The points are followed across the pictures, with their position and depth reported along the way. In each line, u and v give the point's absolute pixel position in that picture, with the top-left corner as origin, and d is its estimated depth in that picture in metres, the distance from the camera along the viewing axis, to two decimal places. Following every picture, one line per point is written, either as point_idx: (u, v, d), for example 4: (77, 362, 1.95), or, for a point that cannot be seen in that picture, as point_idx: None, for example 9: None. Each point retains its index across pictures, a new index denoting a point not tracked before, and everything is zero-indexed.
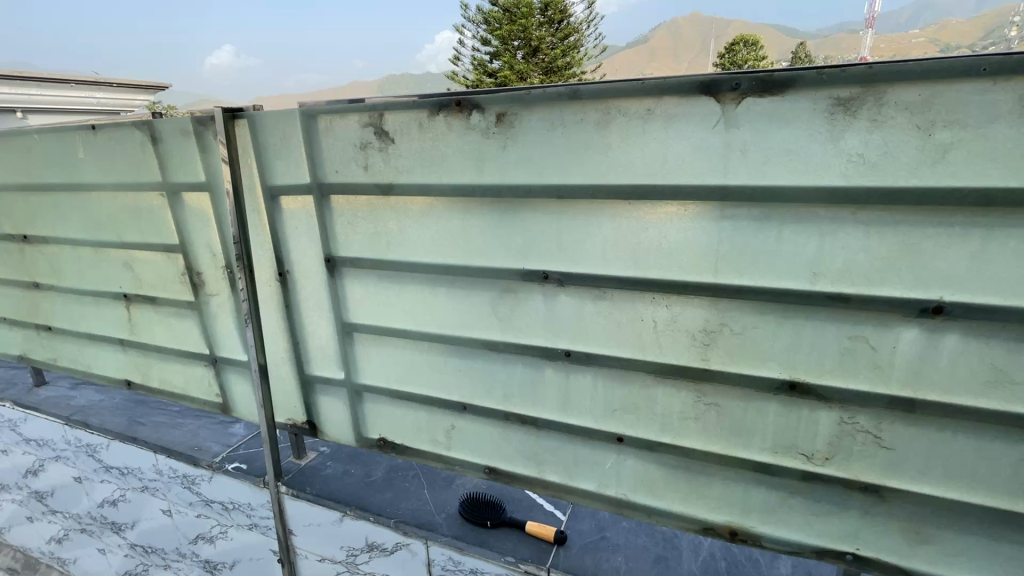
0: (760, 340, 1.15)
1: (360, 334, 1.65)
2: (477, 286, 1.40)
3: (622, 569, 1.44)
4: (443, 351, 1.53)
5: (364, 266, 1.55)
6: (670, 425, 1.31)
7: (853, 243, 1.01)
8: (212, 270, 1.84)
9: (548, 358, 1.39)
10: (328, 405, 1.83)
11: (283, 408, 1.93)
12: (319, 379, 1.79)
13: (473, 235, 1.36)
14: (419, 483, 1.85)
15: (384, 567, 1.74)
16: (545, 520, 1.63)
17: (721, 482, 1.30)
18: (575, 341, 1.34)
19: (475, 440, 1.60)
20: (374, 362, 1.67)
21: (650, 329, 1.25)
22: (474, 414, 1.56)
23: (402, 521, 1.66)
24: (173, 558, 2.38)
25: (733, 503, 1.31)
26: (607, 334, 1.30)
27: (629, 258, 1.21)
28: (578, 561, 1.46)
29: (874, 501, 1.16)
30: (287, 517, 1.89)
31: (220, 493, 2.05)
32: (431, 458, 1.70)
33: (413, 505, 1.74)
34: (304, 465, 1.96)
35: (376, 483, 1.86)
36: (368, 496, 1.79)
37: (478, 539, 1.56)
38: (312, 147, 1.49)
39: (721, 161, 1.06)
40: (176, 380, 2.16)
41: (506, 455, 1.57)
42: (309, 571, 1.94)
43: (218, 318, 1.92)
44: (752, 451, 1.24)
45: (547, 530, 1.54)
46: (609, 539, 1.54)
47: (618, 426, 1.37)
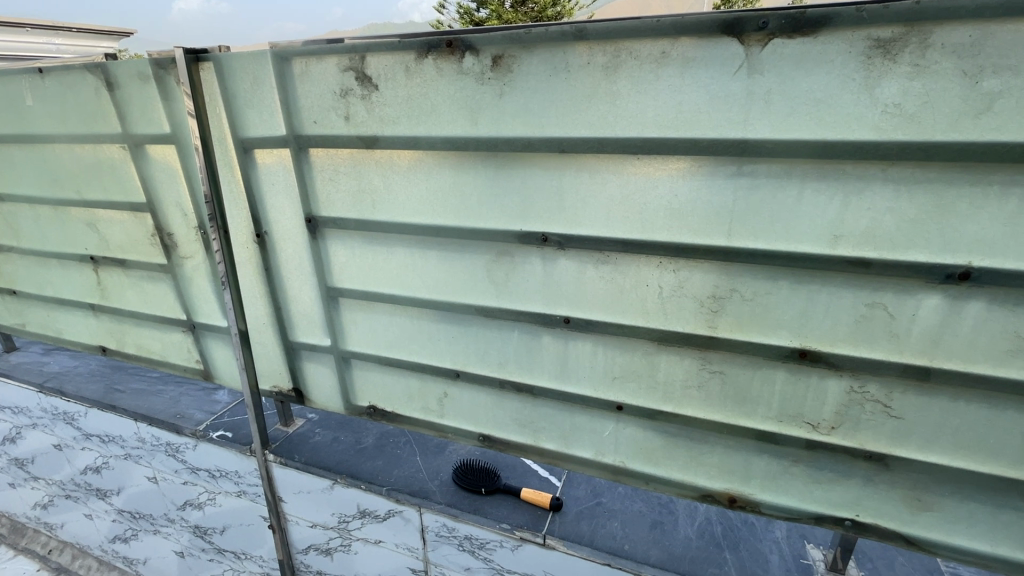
0: (771, 307, 1.09)
1: (346, 299, 1.56)
2: (472, 248, 1.31)
3: (618, 535, 1.43)
4: (435, 317, 1.46)
5: (348, 227, 1.44)
6: (671, 393, 1.27)
7: (879, 203, 0.94)
8: (184, 230, 1.72)
9: (545, 324, 1.32)
10: (315, 372, 1.76)
11: (267, 375, 1.85)
12: (304, 345, 1.71)
13: (467, 192, 1.25)
14: (411, 449, 1.80)
15: (377, 532, 1.73)
16: (540, 485, 1.61)
17: (721, 450, 1.27)
18: (575, 307, 1.27)
19: (469, 408, 1.55)
20: (361, 327, 1.59)
21: (655, 295, 1.18)
22: (468, 382, 1.50)
23: (395, 488, 1.64)
24: (162, 523, 2.36)
25: (734, 471, 1.28)
26: (609, 300, 1.23)
27: (635, 219, 1.12)
28: (574, 528, 1.45)
29: (878, 469, 1.14)
30: (276, 484, 1.85)
31: (205, 461, 2.00)
32: (423, 425, 1.65)
33: (405, 472, 1.70)
34: (291, 432, 1.91)
35: (366, 449, 1.82)
36: (358, 463, 1.75)
37: (473, 507, 1.54)
38: (287, 95, 1.35)
39: (742, 111, 0.96)
40: (153, 345, 2.07)
41: (500, 423, 1.52)
42: (301, 536, 1.93)
43: (193, 281, 1.80)
44: (756, 420, 1.21)
45: (542, 497, 1.52)
46: (605, 505, 1.53)
47: (617, 395, 1.33)
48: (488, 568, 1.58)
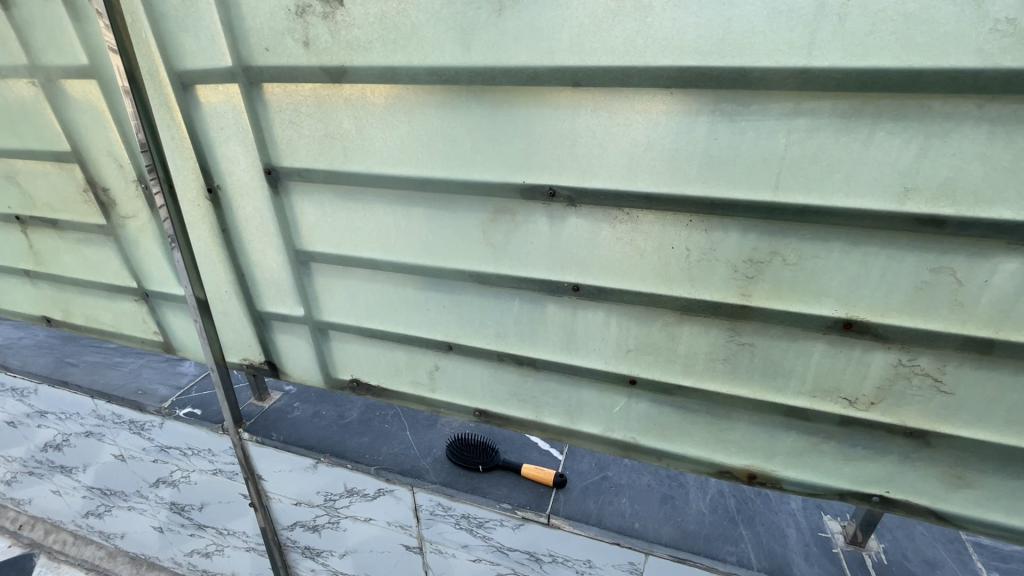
0: (817, 272, 0.94)
1: (319, 264, 1.37)
2: (465, 204, 1.11)
3: (627, 512, 1.35)
4: (422, 285, 1.28)
5: (316, 181, 1.22)
6: (693, 367, 1.14)
7: (967, 148, 0.77)
8: (121, 185, 1.46)
9: (550, 292, 1.16)
10: (289, 344, 1.58)
11: (234, 348, 1.66)
12: (274, 315, 1.52)
13: (457, 137, 1.04)
14: (400, 423, 1.67)
15: (367, 510, 1.63)
16: (541, 460, 1.50)
17: (744, 426, 1.16)
18: (586, 273, 1.10)
19: (463, 382, 1.40)
20: (338, 295, 1.41)
21: (681, 259, 1.02)
22: (462, 355, 1.35)
23: (384, 467, 1.51)
24: (136, 500, 2.23)
25: (756, 448, 1.18)
26: (626, 265, 1.06)
27: (662, 170, 0.94)
28: (579, 506, 1.36)
29: (917, 446, 1.04)
30: (254, 463, 1.72)
31: (174, 439, 1.84)
32: (413, 400, 1.50)
33: (395, 448, 1.58)
34: (267, 408, 1.76)
35: (351, 425, 1.68)
36: (343, 440, 1.62)
37: (470, 485, 1.44)
38: (229, 15, 1.09)
39: (808, 31, 0.77)
40: (103, 316, 1.84)
41: (498, 398, 1.39)
42: (285, 513, 1.82)
43: (140, 243, 1.57)
44: (786, 395, 1.09)
45: (544, 474, 1.42)
46: (611, 479, 1.44)
47: (631, 368, 1.19)
48: (486, 545, 1.50)
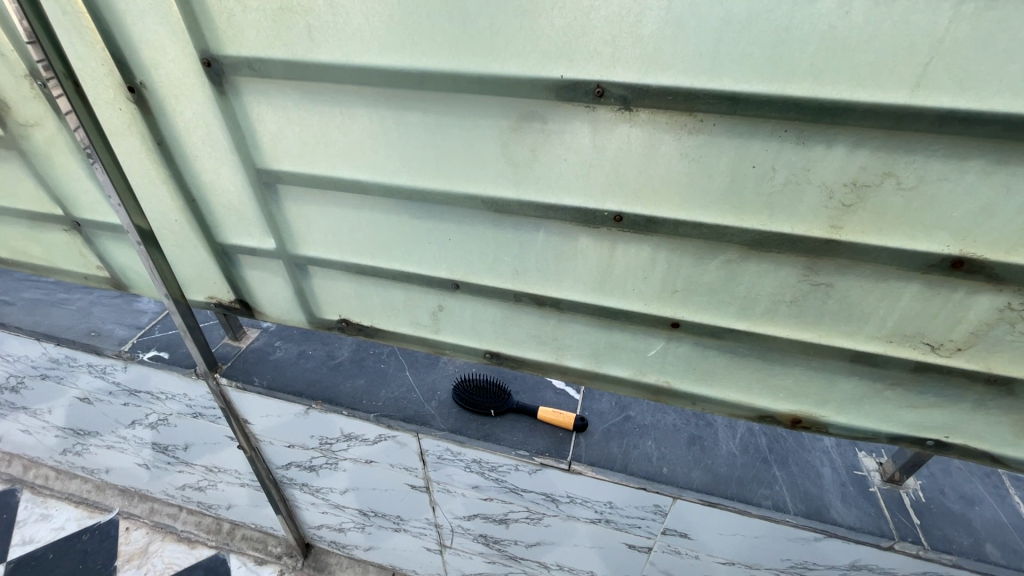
0: (938, 199, 0.74)
1: (288, 187, 1.10)
2: (479, 108, 0.85)
3: (653, 455, 1.25)
4: (421, 214, 1.04)
5: (274, 77, 0.92)
6: (751, 309, 0.97)
7: None
8: (11, 82, 1.11)
9: (585, 222, 0.94)
10: (261, 281, 1.35)
11: (196, 285, 1.42)
12: (240, 247, 1.27)
13: (470, 11, 0.76)
14: (397, 362, 1.51)
15: (368, 453, 1.52)
16: (557, 401, 1.38)
17: (799, 372, 1.03)
18: (633, 199, 0.88)
19: (471, 323, 1.22)
20: (316, 225, 1.16)
21: (761, 181, 0.80)
22: (471, 294, 1.15)
23: (384, 414, 1.37)
24: (114, 438, 2.09)
25: (808, 393, 1.06)
26: (687, 189, 0.84)
27: (759, 58, 0.69)
28: (602, 451, 1.26)
29: (997, 394, 0.93)
30: (237, 407, 1.56)
31: (143, 383, 1.66)
32: (413, 341, 1.32)
33: (394, 392, 1.43)
34: (245, 349, 1.56)
35: (342, 366, 1.51)
36: (335, 384, 1.46)
37: (481, 431, 1.31)
38: None
39: None
40: (31, 248, 1.55)
41: (512, 341, 1.21)
42: (278, 454, 1.72)
43: (54, 159, 1.25)
44: (858, 341, 0.94)
45: (563, 418, 1.30)
46: (634, 420, 1.33)
47: (675, 311, 1.01)
48: (499, 487, 1.42)
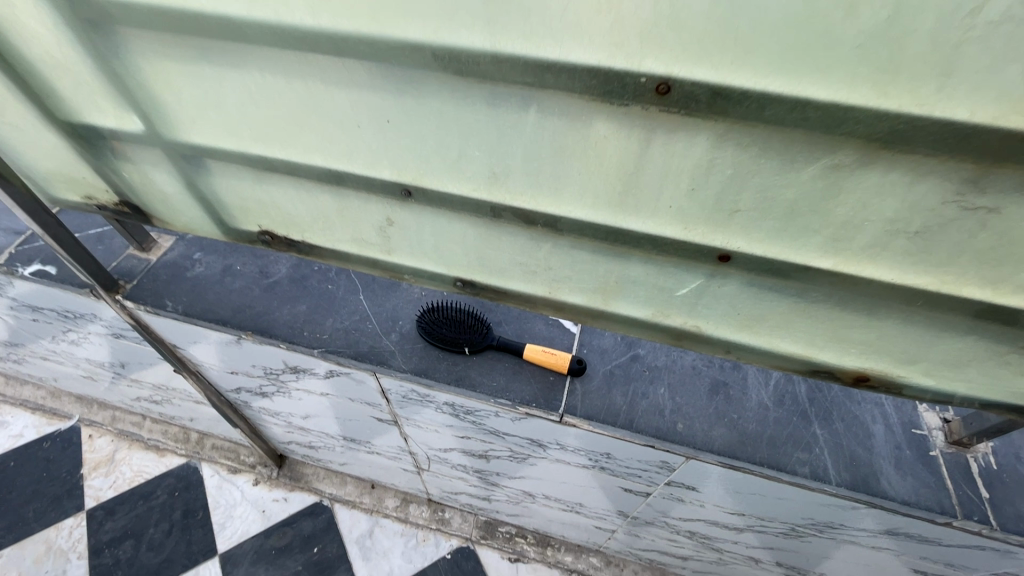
0: None
1: (131, 29, 0.69)
2: None
3: (666, 406, 1.01)
4: (342, 77, 0.66)
5: None
6: (848, 242, 0.63)
7: None
8: None
9: (606, 94, 0.57)
10: (142, 176, 0.97)
11: (62, 181, 1.04)
12: (97, 128, 0.88)
13: None
14: (348, 283, 1.20)
15: (321, 386, 1.28)
16: (549, 335, 1.10)
17: (889, 325, 0.73)
18: (695, 52, 0.51)
19: (433, 242, 0.88)
20: (191, 95, 0.76)
21: (946, 16, 0.43)
22: (429, 204, 0.80)
23: (331, 348, 1.09)
24: (46, 351, 1.85)
25: (892, 351, 0.77)
26: (798, 32, 0.47)
27: None
28: (603, 400, 1.02)
29: None
30: (158, 330, 1.28)
31: (41, 300, 1.35)
32: (360, 261, 1.00)
33: (344, 320, 1.14)
34: (156, 262, 1.23)
35: (280, 285, 1.20)
36: (269, 309, 1.16)
37: (453, 374, 1.05)
38: None
39: None
40: None
41: (490, 268, 0.89)
42: (223, 378, 1.48)
43: None
44: (1000, 291, 0.63)
45: (556, 360, 1.03)
46: (644, 361, 1.07)
47: (729, 239, 0.68)
48: (477, 429, 1.21)
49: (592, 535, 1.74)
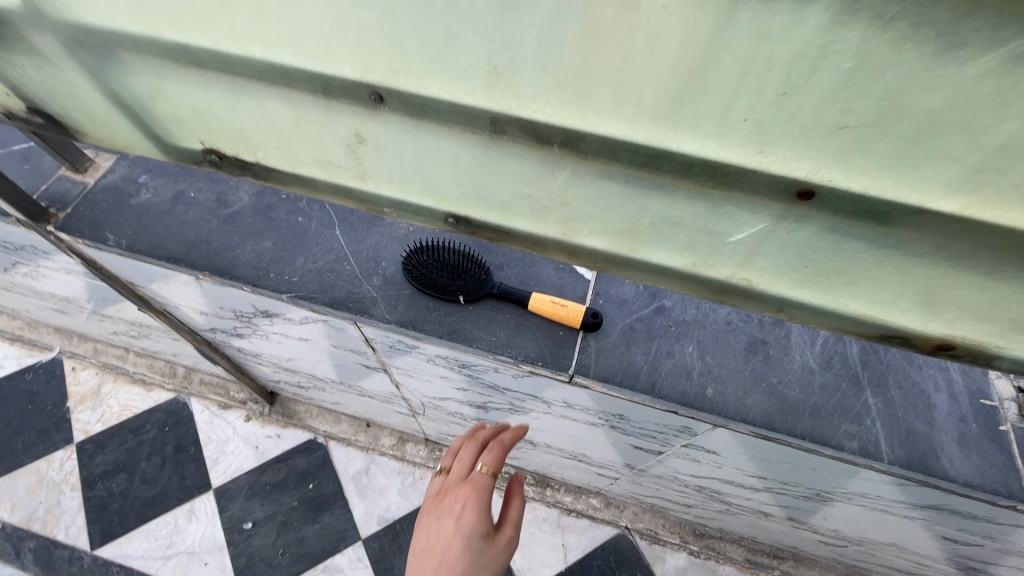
0: None
1: None
2: None
3: (694, 368, 0.86)
4: None
5: None
6: (996, 177, 0.45)
7: None
8: None
9: None
10: (46, 75, 0.76)
11: None
12: None
13: None
14: (321, 215, 1.02)
15: (299, 331, 1.14)
16: (559, 283, 0.93)
17: (1008, 287, 0.56)
18: None
19: (415, 167, 0.69)
20: None
21: None
22: (410, 113, 0.60)
23: (301, 293, 0.93)
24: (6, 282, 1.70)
25: (999, 319, 0.61)
26: None
27: None
28: (620, 360, 0.87)
29: None
30: (109, 265, 1.12)
31: None
32: (328, 190, 0.80)
33: (317, 260, 0.96)
34: (93, 186, 1.04)
35: (241, 217, 1.01)
36: (230, 246, 0.98)
37: (445, 326, 0.89)
38: None
39: None
40: None
41: (488, 202, 0.70)
42: (195, 317, 1.34)
43: None
44: None
45: (566, 313, 0.87)
46: (669, 314, 0.91)
47: (820, 170, 0.50)
48: (474, 383, 1.08)
49: (593, 479, 1.66)
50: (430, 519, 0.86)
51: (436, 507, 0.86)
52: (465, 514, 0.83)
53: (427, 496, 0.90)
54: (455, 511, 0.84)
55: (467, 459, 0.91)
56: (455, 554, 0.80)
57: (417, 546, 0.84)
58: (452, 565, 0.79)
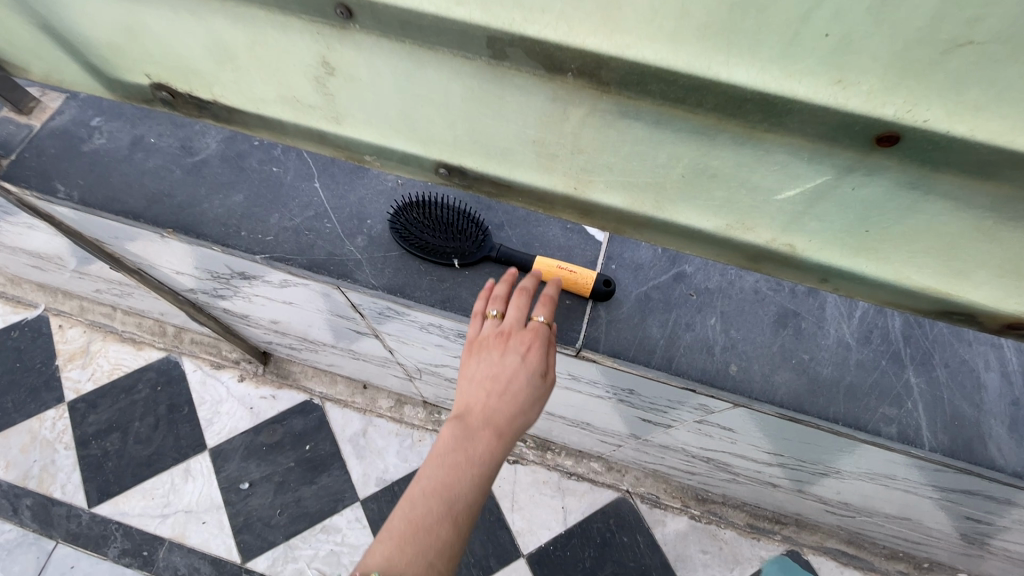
0: None
1: None
2: None
3: (716, 342, 0.77)
4: None
5: None
6: None
7: None
8: None
9: None
10: None
11: None
12: None
13: None
14: (299, 166, 0.90)
15: (280, 294, 1.04)
16: (566, 245, 0.83)
17: None
18: None
19: (396, 106, 0.57)
20: None
21: None
22: (386, 34, 0.49)
23: (276, 254, 0.83)
24: None
25: None
26: None
27: None
28: (633, 332, 0.78)
29: None
30: (68, 220, 1.01)
31: None
32: (301, 136, 0.68)
33: (293, 216, 0.85)
34: (40, 130, 0.92)
35: (207, 166, 0.90)
36: (195, 199, 0.87)
37: (437, 293, 0.80)
38: None
39: None
40: None
41: (485, 150, 0.59)
42: (171, 276, 1.24)
43: None
44: None
45: (574, 279, 0.77)
46: (690, 281, 0.81)
47: (909, 108, 0.40)
48: None
49: (597, 446, 1.47)
50: (484, 351, 0.70)
51: (491, 340, 0.69)
52: (531, 350, 0.68)
53: (471, 327, 0.72)
54: (516, 346, 0.68)
55: (526, 287, 0.72)
56: (521, 391, 0.66)
57: (467, 380, 0.68)
58: (515, 401, 0.66)
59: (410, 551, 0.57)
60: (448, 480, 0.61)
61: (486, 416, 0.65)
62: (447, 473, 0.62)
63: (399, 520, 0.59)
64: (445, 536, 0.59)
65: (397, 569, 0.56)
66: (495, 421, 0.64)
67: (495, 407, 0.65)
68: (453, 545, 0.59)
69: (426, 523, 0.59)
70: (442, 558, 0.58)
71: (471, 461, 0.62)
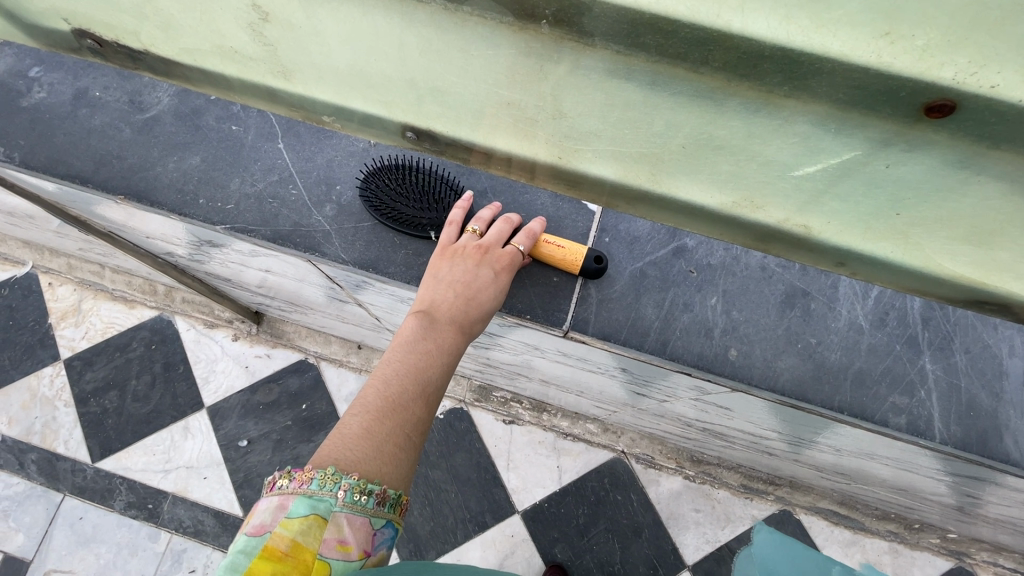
0: None
1: None
2: None
3: (716, 324, 0.71)
4: None
5: None
6: None
7: None
8: None
9: None
10: None
11: None
12: None
13: None
14: (261, 124, 0.81)
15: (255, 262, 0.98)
16: (555, 215, 0.76)
17: None
18: None
19: (341, 57, 0.48)
20: None
21: None
22: None
23: (239, 226, 0.76)
24: None
25: None
26: None
27: None
28: (626, 312, 0.72)
29: None
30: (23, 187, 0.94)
31: None
32: (254, 95, 0.58)
33: (256, 182, 0.78)
34: None
35: (161, 124, 0.81)
36: (147, 162, 0.79)
37: (414, 270, 0.74)
38: None
39: None
40: None
41: (448, 110, 0.49)
42: (144, 240, 1.18)
43: None
44: None
45: (562, 255, 0.70)
46: (692, 256, 0.74)
47: (969, 70, 0.32)
48: None
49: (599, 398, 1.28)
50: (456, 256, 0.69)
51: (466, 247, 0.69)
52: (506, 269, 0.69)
53: (444, 235, 0.71)
54: (492, 261, 0.68)
55: (511, 217, 0.71)
56: (489, 301, 0.68)
57: (435, 279, 0.68)
58: (480, 310, 0.67)
59: (388, 422, 0.57)
60: (418, 368, 0.61)
61: (453, 316, 0.66)
62: (416, 361, 0.62)
63: (374, 396, 0.58)
64: (418, 416, 0.59)
65: (370, 437, 0.55)
66: (461, 324, 0.66)
67: (463, 311, 0.66)
68: (424, 423, 0.60)
69: (402, 401, 0.59)
70: (416, 432, 0.59)
71: (438, 355, 0.63)
